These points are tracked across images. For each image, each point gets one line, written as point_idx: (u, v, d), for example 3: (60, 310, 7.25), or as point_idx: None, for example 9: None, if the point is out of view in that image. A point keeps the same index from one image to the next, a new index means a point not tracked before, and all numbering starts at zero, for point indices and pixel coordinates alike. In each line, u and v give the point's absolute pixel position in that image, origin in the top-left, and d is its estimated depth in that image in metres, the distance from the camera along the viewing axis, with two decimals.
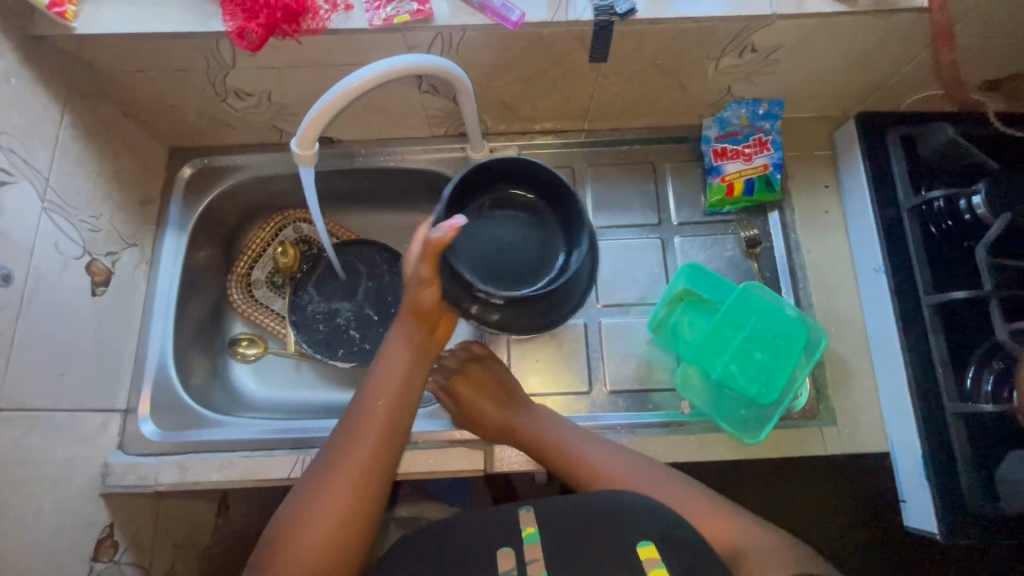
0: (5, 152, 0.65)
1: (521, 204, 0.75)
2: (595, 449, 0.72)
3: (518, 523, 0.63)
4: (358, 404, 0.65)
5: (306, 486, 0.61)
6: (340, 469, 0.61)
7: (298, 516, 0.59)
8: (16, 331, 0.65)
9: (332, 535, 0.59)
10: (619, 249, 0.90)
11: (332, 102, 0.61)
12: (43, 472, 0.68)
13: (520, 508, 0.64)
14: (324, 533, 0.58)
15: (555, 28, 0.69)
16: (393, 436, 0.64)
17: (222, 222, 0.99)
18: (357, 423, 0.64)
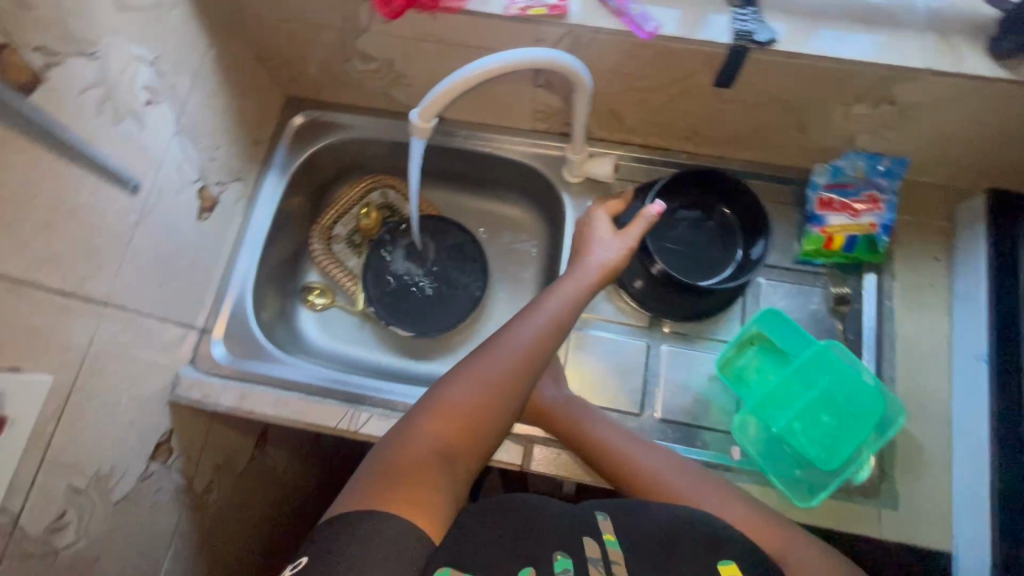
0: (157, 74, 0.70)
1: (738, 202, 0.87)
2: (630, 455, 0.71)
3: (594, 527, 0.56)
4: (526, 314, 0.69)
5: (459, 373, 0.63)
6: (494, 373, 0.63)
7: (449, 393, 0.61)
8: (134, 239, 0.70)
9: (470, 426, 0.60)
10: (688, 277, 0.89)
11: (460, 83, 0.62)
12: (127, 370, 0.74)
13: (596, 512, 0.58)
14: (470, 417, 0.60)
15: (688, 45, 0.68)
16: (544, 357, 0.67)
17: (318, 175, 1.03)
18: (526, 333, 0.66)
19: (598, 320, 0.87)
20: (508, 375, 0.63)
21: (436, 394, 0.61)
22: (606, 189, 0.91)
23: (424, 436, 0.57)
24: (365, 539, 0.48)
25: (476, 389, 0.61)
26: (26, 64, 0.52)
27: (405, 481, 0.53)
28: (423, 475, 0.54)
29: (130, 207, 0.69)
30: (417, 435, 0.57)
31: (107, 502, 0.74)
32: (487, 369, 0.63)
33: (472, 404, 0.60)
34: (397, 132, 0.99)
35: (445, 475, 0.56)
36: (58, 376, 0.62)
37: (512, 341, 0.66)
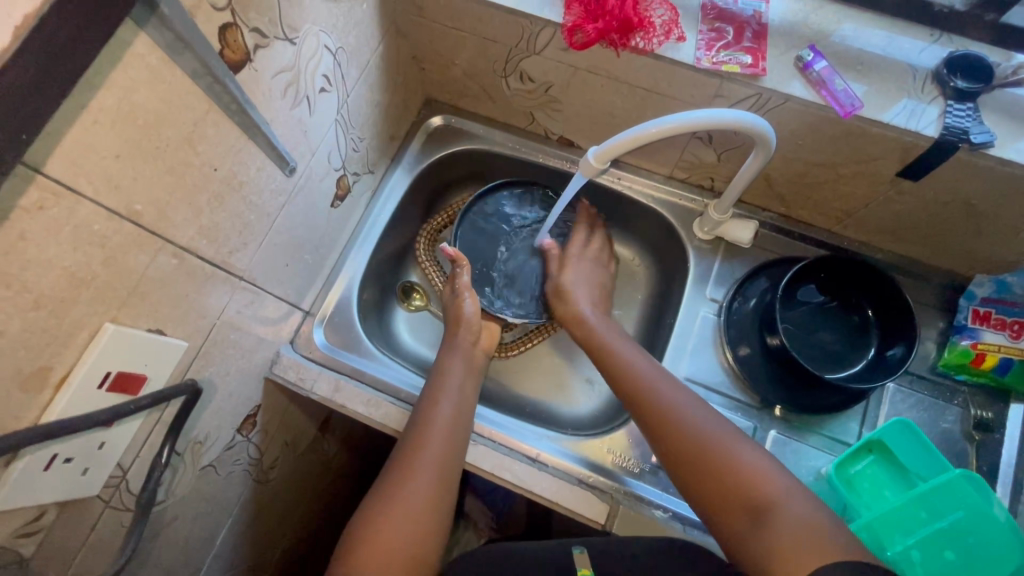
0: (335, 63, 0.70)
1: (877, 296, 0.79)
2: (653, 378, 0.71)
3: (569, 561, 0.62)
4: (418, 439, 0.71)
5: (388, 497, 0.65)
6: (395, 516, 0.63)
7: (375, 535, 0.61)
8: (278, 218, 0.71)
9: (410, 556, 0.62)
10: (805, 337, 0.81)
11: (653, 132, 0.60)
12: (241, 342, 0.74)
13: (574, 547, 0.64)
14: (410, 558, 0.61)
15: (886, 130, 0.63)
16: (447, 488, 0.69)
17: (439, 179, 1.03)
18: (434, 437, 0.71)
19: (706, 387, 0.82)
20: (427, 509, 0.65)
21: (360, 528, 0.63)
22: (736, 251, 0.88)
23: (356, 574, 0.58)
24: None
25: (411, 517, 0.64)
26: (241, 43, 0.53)
27: None
28: None
29: (283, 187, 0.69)
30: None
31: (195, 467, 0.74)
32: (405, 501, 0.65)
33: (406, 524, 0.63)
34: (529, 151, 0.98)
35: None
36: (190, 341, 0.62)
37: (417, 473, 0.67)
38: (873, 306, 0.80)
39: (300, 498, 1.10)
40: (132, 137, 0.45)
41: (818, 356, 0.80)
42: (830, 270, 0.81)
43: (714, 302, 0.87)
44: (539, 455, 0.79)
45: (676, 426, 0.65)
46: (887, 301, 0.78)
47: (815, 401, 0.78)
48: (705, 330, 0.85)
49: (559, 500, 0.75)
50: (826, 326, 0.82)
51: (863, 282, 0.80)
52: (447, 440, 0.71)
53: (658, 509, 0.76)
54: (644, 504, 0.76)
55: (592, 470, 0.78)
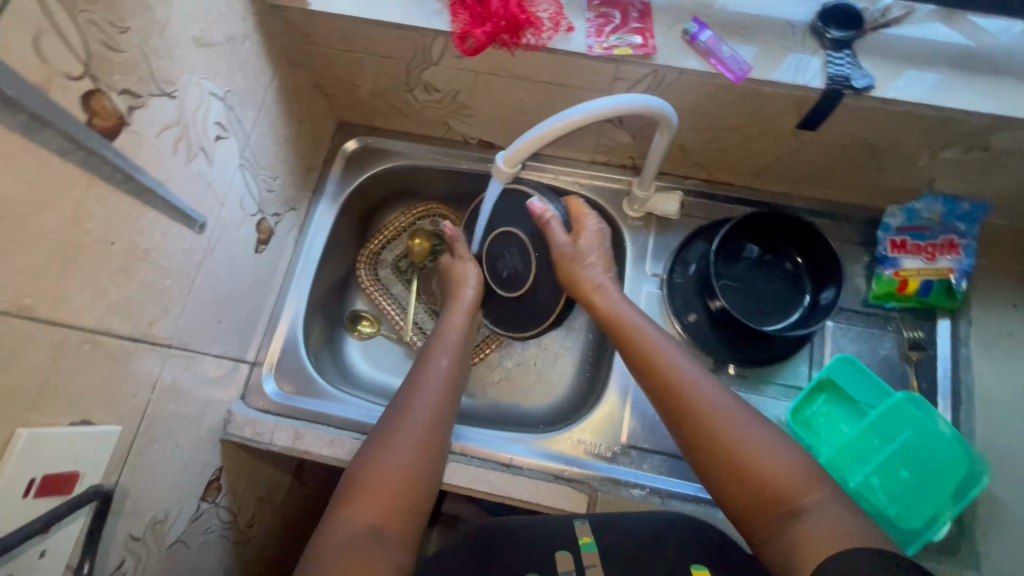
0: (227, 108, 0.67)
1: (803, 242, 0.82)
2: (704, 385, 0.66)
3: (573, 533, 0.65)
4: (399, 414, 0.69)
5: (382, 443, 0.66)
6: (396, 449, 0.65)
7: (375, 478, 0.62)
8: (198, 277, 0.68)
9: (393, 516, 0.61)
10: (746, 294, 0.84)
11: (557, 127, 0.59)
12: (185, 410, 0.71)
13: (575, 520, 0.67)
14: (386, 530, 0.60)
15: (778, 88, 0.65)
16: (444, 426, 0.71)
17: (367, 202, 1.01)
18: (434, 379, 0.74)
19: None
20: (407, 482, 0.63)
21: (360, 468, 0.65)
22: (667, 224, 0.90)
23: (357, 514, 0.60)
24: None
25: (405, 455, 0.65)
26: (111, 107, 0.50)
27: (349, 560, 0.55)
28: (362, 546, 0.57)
29: (195, 245, 0.66)
30: (346, 519, 0.59)
31: (161, 546, 0.71)
32: (401, 442, 0.66)
33: (404, 467, 0.64)
34: (452, 160, 0.97)
35: (384, 553, 0.57)
36: (123, 425, 0.59)
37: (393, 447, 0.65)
38: (801, 253, 0.84)
39: (288, 548, 1.07)
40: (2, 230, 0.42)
41: (760, 312, 0.83)
42: (758, 226, 0.83)
43: (654, 277, 0.88)
44: (512, 460, 0.79)
45: (716, 436, 0.62)
46: (813, 248, 0.81)
47: (763, 355, 0.81)
48: (651, 305, 0.87)
49: (540, 499, 0.76)
50: (760, 281, 0.85)
51: (790, 232, 0.83)
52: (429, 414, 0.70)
53: (636, 487, 0.78)
54: (620, 485, 0.77)
55: (569, 462, 0.79)
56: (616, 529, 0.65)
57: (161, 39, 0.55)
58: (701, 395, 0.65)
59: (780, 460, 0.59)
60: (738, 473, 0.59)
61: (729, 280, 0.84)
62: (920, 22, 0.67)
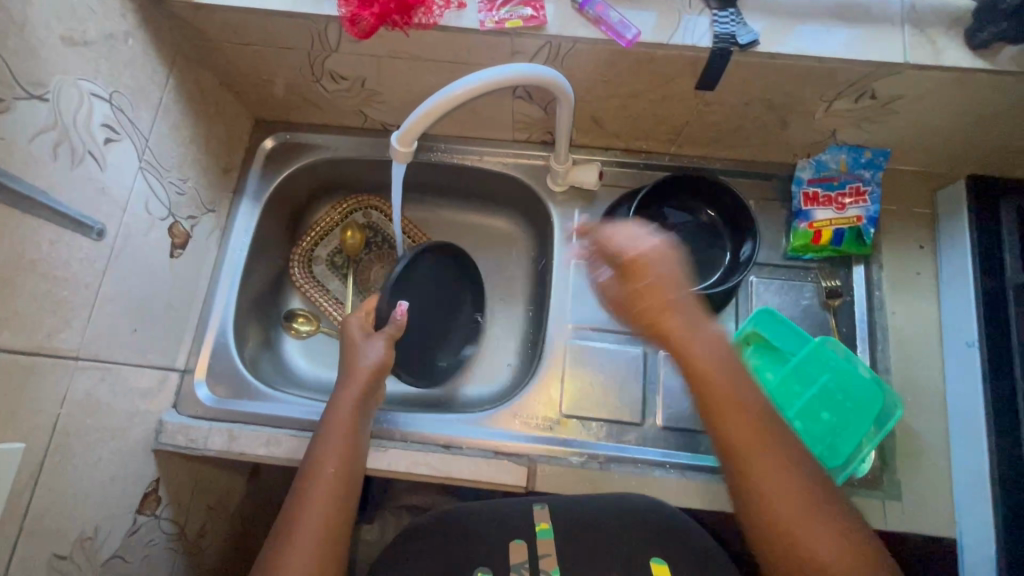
0: (115, 110, 0.65)
1: (719, 200, 0.85)
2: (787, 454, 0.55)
3: (532, 519, 0.65)
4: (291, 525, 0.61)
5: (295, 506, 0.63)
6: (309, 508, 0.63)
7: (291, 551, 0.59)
8: (102, 286, 0.66)
9: None
10: None
11: (446, 101, 0.59)
12: (106, 423, 0.70)
13: (535, 504, 0.66)
14: None
15: (669, 50, 0.66)
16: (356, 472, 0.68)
17: (294, 198, 1.00)
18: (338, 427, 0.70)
19: (593, 331, 0.86)
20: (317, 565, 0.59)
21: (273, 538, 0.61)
22: (591, 195, 0.91)
23: None
24: None
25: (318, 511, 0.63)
26: None
27: None
28: None
29: (94, 254, 0.65)
30: None
31: (94, 564, 0.69)
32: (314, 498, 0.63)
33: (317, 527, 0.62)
34: (374, 149, 0.96)
35: None
36: (29, 441, 0.58)
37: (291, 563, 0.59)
38: (712, 208, 0.87)
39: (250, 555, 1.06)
40: None
41: (687, 274, 0.85)
42: (674, 190, 0.86)
43: (582, 249, 0.89)
44: (451, 441, 0.80)
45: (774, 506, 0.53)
46: (728, 204, 0.84)
47: None
48: (581, 277, 0.88)
49: (481, 476, 0.77)
50: (684, 245, 0.86)
51: (705, 192, 0.85)
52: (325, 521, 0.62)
53: (574, 456, 0.79)
54: (560, 455, 0.79)
55: (508, 437, 0.81)
56: (573, 513, 0.65)
57: (22, 40, 0.53)
58: (778, 474, 0.54)
59: (845, 550, 0.52)
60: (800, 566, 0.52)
61: None
62: None
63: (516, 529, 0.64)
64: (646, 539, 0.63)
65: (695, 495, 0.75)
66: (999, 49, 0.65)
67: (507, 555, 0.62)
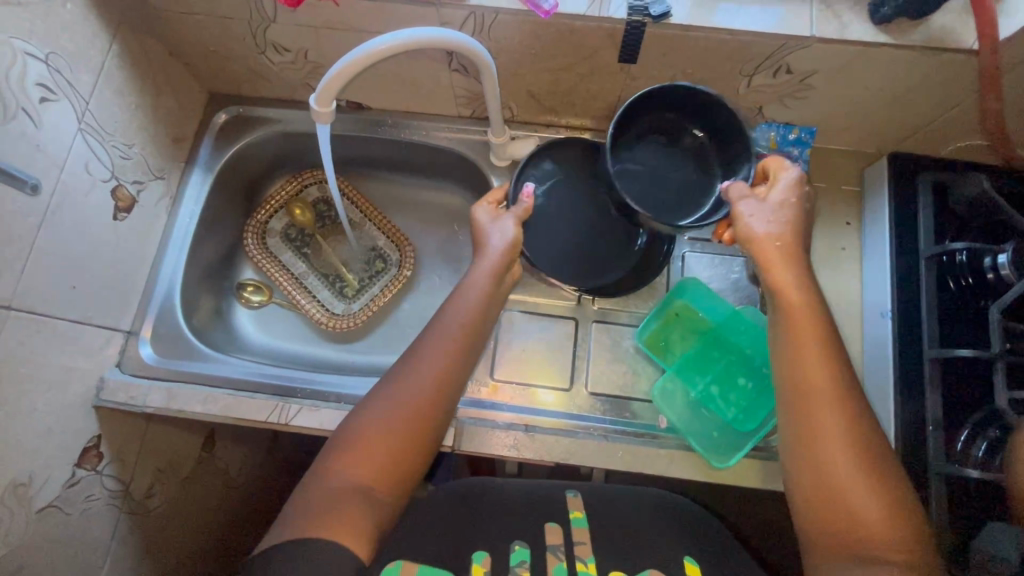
0: (51, 71, 0.69)
1: (701, 115, 0.75)
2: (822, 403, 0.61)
3: (566, 505, 0.68)
4: (382, 398, 0.62)
5: (386, 387, 0.64)
6: (399, 400, 0.62)
7: (377, 426, 0.60)
8: (38, 240, 0.69)
9: (385, 474, 0.59)
10: (651, 186, 0.79)
11: (362, 60, 0.63)
12: (42, 375, 0.72)
13: (569, 492, 0.70)
14: (373, 483, 0.58)
15: (586, 22, 0.69)
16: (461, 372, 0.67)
17: (248, 171, 1.02)
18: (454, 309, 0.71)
19: (527, 301, 0.88)
20: (395, 448, 0.60)
21: (361, 417, 0.62)
22: None
23: (342, 471, 0.58)
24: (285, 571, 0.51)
25: (411, 399, 0.63)
26: None
27: (320, 516, 0.54)
28: (343, 506, 0.56)
29: (28, 208, 0.67)
30: (334, 473, 0.58)
31: (29, 510, 0.72)
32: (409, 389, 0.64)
33: (403, 415, 0.62)
34: None
35: (365, 511, 0.56)
36: None
37: (366, 434, 0.60)
38: (698, 123, 0.77)
39: (207, 522, 1.08)
40: None
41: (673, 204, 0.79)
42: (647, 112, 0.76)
43: None
44: None
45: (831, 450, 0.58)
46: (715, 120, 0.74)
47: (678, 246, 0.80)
48: None
49: None
50: (666, 170, 0.79)
51: (686, 107, 0.75)
52: (408, 416, 0.62)
53: (503, 420, 0.81)
54: (488, 419, 0.81)
55: None
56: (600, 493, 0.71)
57: None
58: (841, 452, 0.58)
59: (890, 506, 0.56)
60: (854, 537, 0.55)
61: (629, 176, 0.79)
62: None
63: (552, 510, 0.67)
64: (667, 533, 0.66)
65: (615, 457, 0.77)
66: (900, 25, 0.67)
67: (541, 534, 0.63)
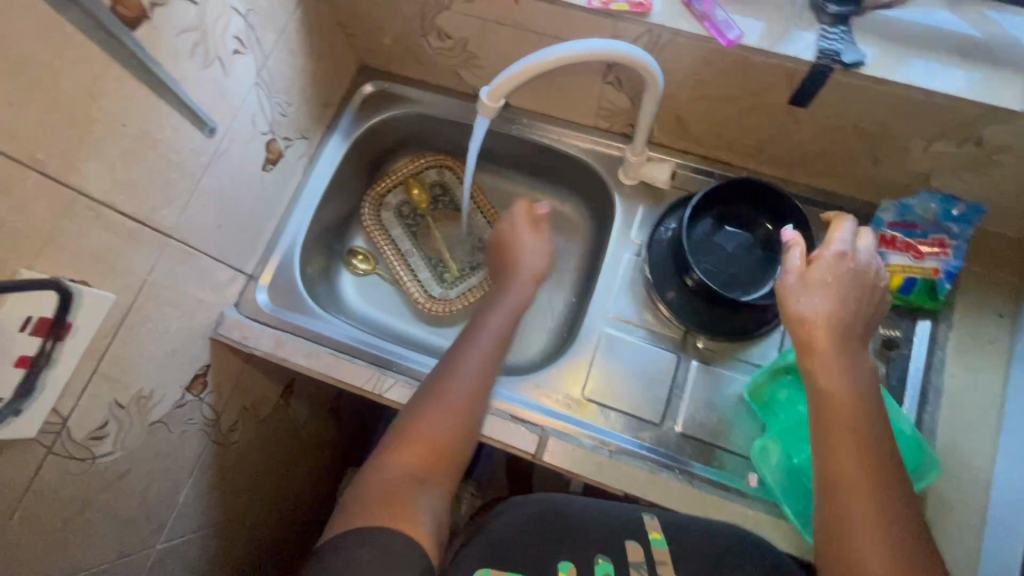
0: (247, 25, 0.73)
1: (770, 208, 0.82)
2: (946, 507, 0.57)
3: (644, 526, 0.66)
4: (439, 398, 0.69)
5: (434, 384, 0.72)
6: (446, 402, 0.69)
7: (430, 423, 0.67)
8: (204, 178, 0.74)
9: (435, 468, 0.65)
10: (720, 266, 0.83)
11: (541, 64, 0.63)
12: (179, 301, 0.78)
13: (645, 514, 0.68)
14: (425, 475, 0.64)
15: (768, 57, 0.66)
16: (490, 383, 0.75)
17: (378, 145, 1.06)
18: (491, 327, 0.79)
19: (629, 325, 0.87)
20: (447, 444, 0.67)
21: (410, 414, 0.69)
22: (659, 195, 0.90)
23: (399, 463, 0.64)
24: (353, 555, 0.54)
25: (460, 400, 0.70)
26: (136, 1, 0.57)
27: (378, 501, 0.59)
28: (403, 493, 0.60)
29: (203, 148, 0.72)
30: (392, 462, 0.64)
31: (143, 422, 0.78)
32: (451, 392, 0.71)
33: (452, 418, 0.69)
34: (460, 112, 1.01)
35: (421, 496, 0.62)
36: (119, 295, 0.66)
37: (418, 431, 0.67)
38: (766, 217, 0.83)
39: (271, 464, 1.14)
40: (27, 89, 0.49)
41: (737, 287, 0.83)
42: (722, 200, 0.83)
43: (637, 244, 0.90)
44: None
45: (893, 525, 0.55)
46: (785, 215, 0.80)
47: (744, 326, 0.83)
48: (628, 272, 0.89)
49: (494, 435, 0.80)
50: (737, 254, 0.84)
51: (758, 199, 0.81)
52: (457, 416, 0.69)
53: (589, 439, 0.80)
54: (573, 435, 0.80)
55: (528, 406, 0.83)
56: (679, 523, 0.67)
57: None
58: (882, 530, 0.56)
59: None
60: None
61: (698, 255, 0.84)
62: (921, 8, 0.67)
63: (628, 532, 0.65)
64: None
65: (700, 506, 0.74)
66: None
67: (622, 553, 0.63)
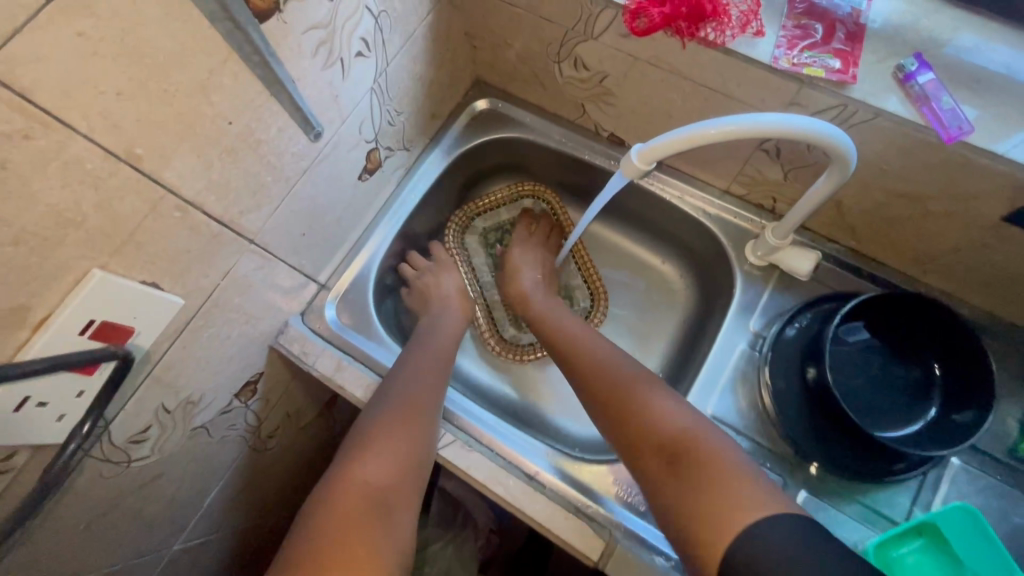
0: (376, 27, 0.67)
1: (942, 340, 0.68)
2: None
3: None
4: (395, 401, 0.67)
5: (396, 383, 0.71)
6: (411, 421, 0.66)
7: (398, 439, 0.63)
8: (299, 183, 0.68)
9: (399, 486, 0.60)
10: (861, 386, 0.69)
11: (713, 133, 0.53)
12: (247, 307, 0.72)
13: None
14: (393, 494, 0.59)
15: (997, 161, 0.53)
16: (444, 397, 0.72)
17: (479, 166, 0.98)
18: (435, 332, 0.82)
19: (731, 429, 0.73)
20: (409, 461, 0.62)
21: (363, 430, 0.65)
22: (791, 284, 0.78)
23: (362, 472, 0.59)
24: None
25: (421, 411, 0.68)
26: None
27: (340, 532, 0.53)
28: (362, 521, 0.54)
29: (305, 152, 0.66)
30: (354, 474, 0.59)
31: (185, 426, 0.72)
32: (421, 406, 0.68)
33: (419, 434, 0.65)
34: (574, 146, 0.91)
35: (386, 522, 0.56)
36: (188, 299, 0.60)
37: (371, 435, 0.64)
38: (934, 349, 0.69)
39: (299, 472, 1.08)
40: (138, 77, 0.43)
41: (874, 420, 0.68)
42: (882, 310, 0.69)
43: (755, 335, 0.77)
44: (537, 473, 0.73)
45: None
46: (961, 352, 0.66)
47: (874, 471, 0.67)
48: (739, 367, 0.76)
49: (552, 528, 0.68)
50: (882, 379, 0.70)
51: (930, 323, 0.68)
52: (418, 425, 0.66)
53: (661, 556, 0.67)
54: (643, 548, 0.67)
55: (594, 499, 0.71)
56: None
57: None
58: None
59: None
60: None
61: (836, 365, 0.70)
62: None
63: None
64: None
65: None
66: None
67: None
